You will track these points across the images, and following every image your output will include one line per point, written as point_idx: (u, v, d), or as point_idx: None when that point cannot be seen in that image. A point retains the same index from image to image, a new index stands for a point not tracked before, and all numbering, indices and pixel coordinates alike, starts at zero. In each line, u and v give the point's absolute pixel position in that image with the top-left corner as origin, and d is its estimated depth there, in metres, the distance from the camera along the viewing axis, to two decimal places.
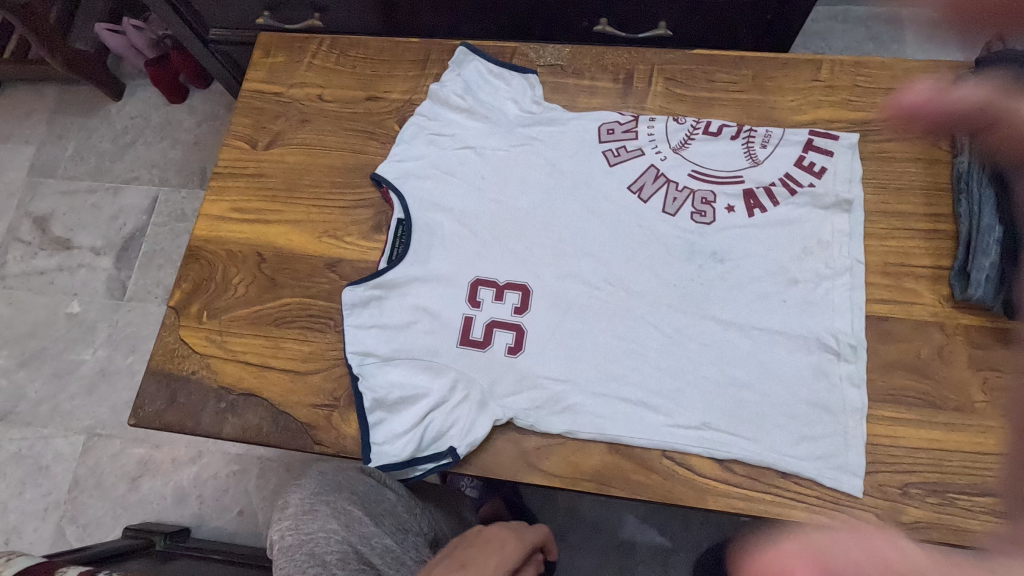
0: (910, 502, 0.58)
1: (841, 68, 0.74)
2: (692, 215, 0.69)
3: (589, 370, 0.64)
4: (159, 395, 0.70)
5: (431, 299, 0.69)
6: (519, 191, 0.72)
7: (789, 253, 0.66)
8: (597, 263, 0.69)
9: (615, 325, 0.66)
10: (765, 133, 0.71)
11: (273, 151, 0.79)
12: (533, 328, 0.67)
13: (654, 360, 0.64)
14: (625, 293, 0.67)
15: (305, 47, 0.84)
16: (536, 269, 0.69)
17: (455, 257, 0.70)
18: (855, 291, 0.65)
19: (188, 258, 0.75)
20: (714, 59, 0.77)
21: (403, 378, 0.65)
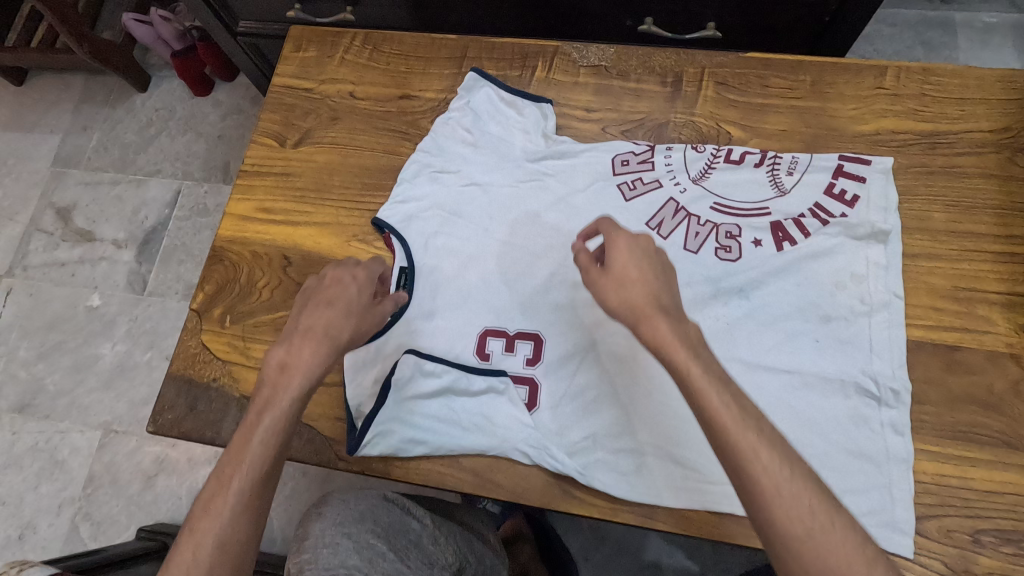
0: (981, 551, 0.53)
1: (907, 75, 0.69)
2: (717, 251, 0.65)
3: (608, 422, 0.61)
4: (179, 401, 0.67)
5: (438, 354, 0.65)
6: (537, 226, 0.69)
7: (819, 288, 0.62)
8: (615, 306, 0.65)
9: (635, 375, 0.62)
10: (791, 160, 0.67)
11: (301, 150, 0.76)
12: (548, 383, 0.63)
13: (674, 414, 0.60)
14: (643, 339, 0.63)
15: (337, 41, 0.81)
16: (548, 318, 0.66)
17: (462, 306, 0.67)
18: (893, 328, 0.60)
19: (212, 259, 0.73)
20: (769, 62, 0.72)
21: (446, 406, 0.63)
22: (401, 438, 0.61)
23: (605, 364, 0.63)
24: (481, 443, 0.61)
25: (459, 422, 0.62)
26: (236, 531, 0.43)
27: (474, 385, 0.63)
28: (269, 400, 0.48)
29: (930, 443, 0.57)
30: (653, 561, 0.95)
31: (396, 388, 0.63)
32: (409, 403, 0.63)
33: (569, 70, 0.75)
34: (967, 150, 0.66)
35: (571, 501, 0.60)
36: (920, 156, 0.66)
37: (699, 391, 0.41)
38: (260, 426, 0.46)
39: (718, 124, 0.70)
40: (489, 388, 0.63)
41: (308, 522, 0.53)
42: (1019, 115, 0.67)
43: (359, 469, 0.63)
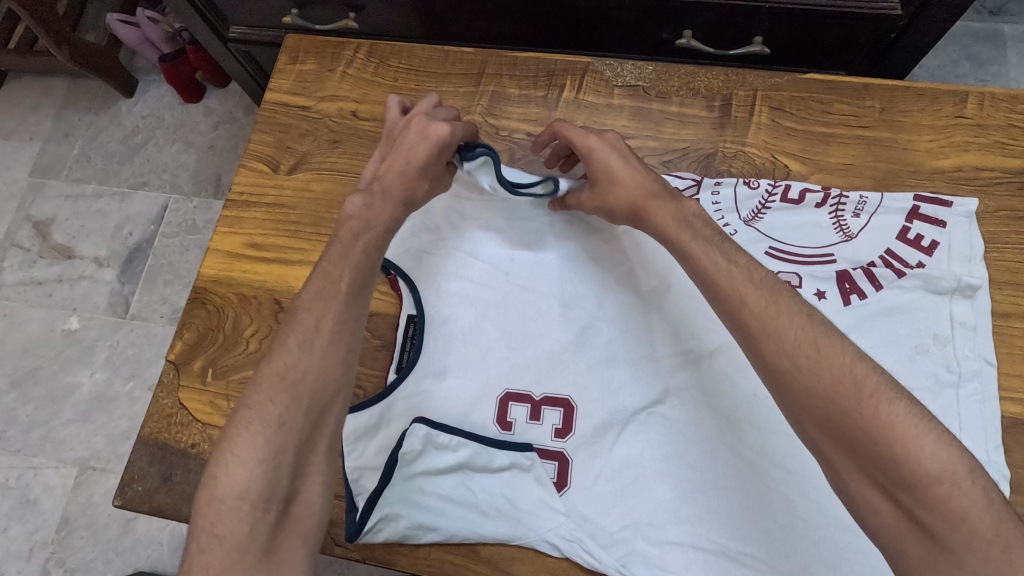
0: None
1: (992, 103, 0.61)
2: None
3: (650, 508, 0.51)
4: (151, 471, 0.58)
5: (451, 421, 0.55)
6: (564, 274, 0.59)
7: (896, 352, 0.53)
8: (656, 369, 0.56)
9: (683, 450, 0.53)
10: (858, 199, 0.58)
11: (296, 176, 0.67)
12: (580, 458, 0.54)
13: (731, 499, 0.51)
14: (691, 407, 0.54)
15: (338, 53, 0.72)
16: (580, 379, 0.56)
17: (480, 364, 0.57)
18: (985, 402, 0.51)
19: (193, 301, 0.64)
20: (831, 85, 0.63)
21: (459, 486, 0.52)
22: (409, 523, 0.51)
23: (646, 437, 0.54)
24: (506, 532, 0.51)
25: (477, 506, 0.52)
26: (312, 402, 0.42)
27: (495, 461, 0.54)
28: (318, 318, 0.44)
29: None
30: None
31: (404, 463, 0.52)
32: (417, 482, 0.52)
33: (602, 90, 0.66)
34: None
35: None
36: (1009, 197, 0.58)
37: (932, 478, 0.34)
38: (307, 361, 0.43)
39: (773, 155, 0.62)
40: (512, 464, 0.53)
41: None
42: None
43: (360, 558, 0.54)
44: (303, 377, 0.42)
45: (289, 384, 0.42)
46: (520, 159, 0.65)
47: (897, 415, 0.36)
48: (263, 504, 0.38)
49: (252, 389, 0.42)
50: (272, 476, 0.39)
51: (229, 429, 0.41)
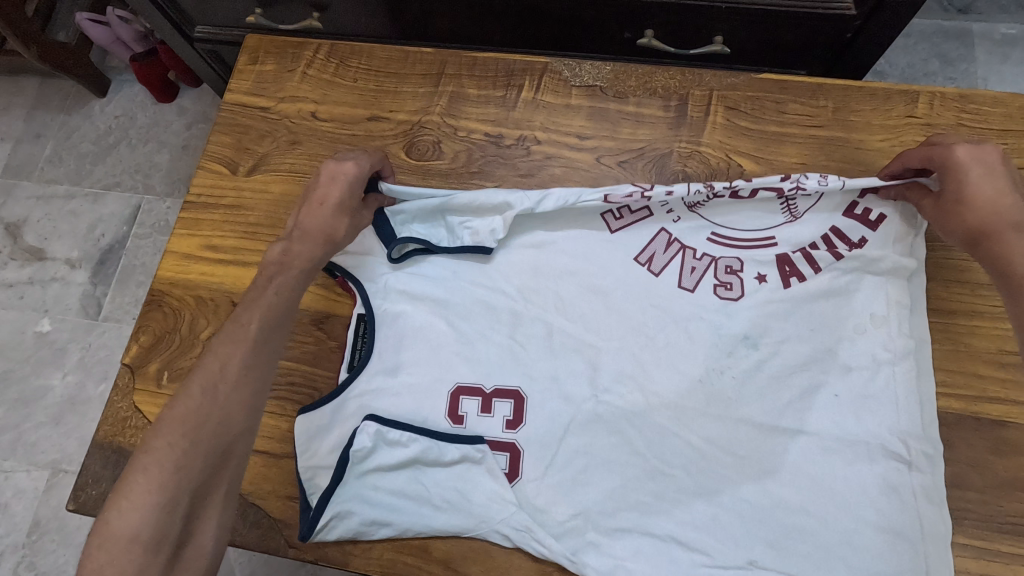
0: None
1: (942, 102, 0.61)
2: (715, 290, 0.57)
3: (599, 496, 0.52)
4: (105, 474, 0.58)
5: (401, 417, 0.55)
6: (517, 265, 0.60)
7: (835, 334, 0.54)
8: (607, 360, 0.56)
9: (635, 439, 0.54)
10: (816, 180, 0.56)
11: (255, 178, 0.67)
12: (531, 448, 0.54)
13: (680, 486, 0.52)
14: (642, 397, 0.55)
15: (298, 53, 0.72)
16: (530, 370, 0.56)
17: (431, 359, 0.57)
18: (922, 380, 0.52)
19: (150, 304, 0.63)
20: (786, 85, 0.64)
21: (411, 478, 0.53)
22: (364, 519, 0.52)
23: (597, 426, 0.54)
24: (460, 524, 0.52)
25: (430, 498, 0.52)
26: (212, 448, 0.43)
27: (446, 454, 0.53)
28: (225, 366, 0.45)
29: (977, 537, 0.49)
30: None
31: (355, 461, 0.52)
32: (370, 478, 0.53)
33: (560, 91, 0.67)
34: None
35: None
36: None
37: None
38: (212, 405, 0.44)
39: (728, 155, 0.62)
40: (464, 456, 0.53)
41: None
42: None
43: (311, 558, 0.54)
44: (208, 422, 0.43)
45: (190, 427, 0.43)
46: (479, 160, 0.65)
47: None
48: (155, 547, 0.39)
49: (154, 432, 0.42)
50: (164, 520, 0.40)
51: (127, 474, 0.41)
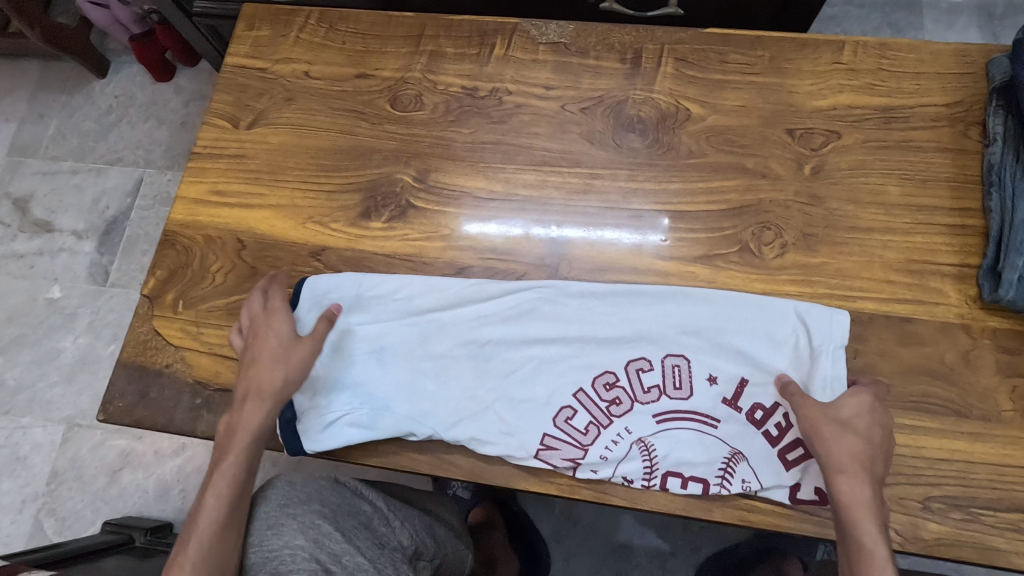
0: (930, 517, 0.54)
1: (865, 50, 0.69)
2: (630, 305, 0.62)
3: (550, 395, 0.60)
4: (130, 390, 0.65)
5: (375, 364, 0.62)
6: (492, 225, 0.67)
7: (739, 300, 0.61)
8: (571, 274, 0.65)
9: (570, 335, 0.62)
10: (740, 477, 0.56)
11: (255, 131, 0.75)
12: (489, 374, 0.61)
13: (601, 378, 0.60)
14: (587, 312, 0.62)
15: (292, 20, 0.79)
16: (482, 312, 0.63)
17: (405, 284, 0.65)
18: (825, 315, 0.60)
19: (164, 244, 0.71)
20: (729, 39, 0.72)
21: (390, 397, 0.61)
22: (337, 430, 0.60)
23: (540, 331, 0.62)
24: (410, 430, 0.59)
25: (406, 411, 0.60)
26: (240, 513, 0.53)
27: (417, 386, 0.61)
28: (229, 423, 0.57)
29: None
30: (623, 543, 0.98)
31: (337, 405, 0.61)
32: (339, 397, 0.61)
33: (528, 47, 0.74)
34: (921, 124, 0.66)
35: (531, 480, 0.59)
36: (875, 130, 0.66)
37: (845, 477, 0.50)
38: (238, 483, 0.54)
39: (677, 100, 0.70)
40: (433, 378, 0.61)
41: (257, 504, 0.58)
42: (973, 88, 0.67)
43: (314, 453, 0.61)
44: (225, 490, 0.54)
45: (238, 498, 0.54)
46: (456, 110, 0.72)
47: (855, 484, 0.50)
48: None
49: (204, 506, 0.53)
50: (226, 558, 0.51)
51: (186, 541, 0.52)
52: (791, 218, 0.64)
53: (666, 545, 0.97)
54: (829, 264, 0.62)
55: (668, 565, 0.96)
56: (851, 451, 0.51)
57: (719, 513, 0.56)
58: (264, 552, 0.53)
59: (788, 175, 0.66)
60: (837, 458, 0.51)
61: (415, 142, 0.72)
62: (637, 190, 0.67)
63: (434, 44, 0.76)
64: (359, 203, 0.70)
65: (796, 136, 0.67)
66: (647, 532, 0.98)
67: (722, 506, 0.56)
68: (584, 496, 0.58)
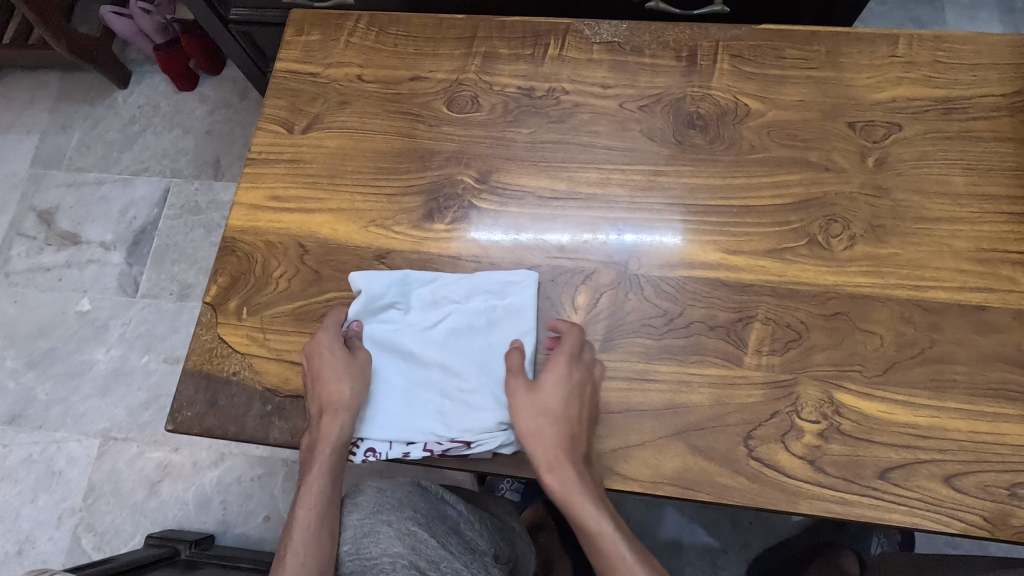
0: (1019, 504, 0.54)
1: (919, 43, 0.70)
2: (705, 305, 0.63)
3: (636, 394, 0.60)
4: (198, 398, 0.64)
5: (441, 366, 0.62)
6: (531, 235, 0.67)
7: (725, 305, 0.63)
8: (641, 271, 0.65)
9: (651, 333, 0.62)
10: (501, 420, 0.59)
11: (311, 136, 0.74)
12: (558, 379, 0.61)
13: (684, 375, 0.60)
14: (663, 311, 0.63)
15: (341, 24, 0.79)
16: (562, 313, 0.64)
17: (458, 281, 0.65)
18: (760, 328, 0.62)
19: (223, 250, 0.70)
20: (784, 34, 0.72)
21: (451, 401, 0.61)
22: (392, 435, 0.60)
23: (625, 327, 0.63)
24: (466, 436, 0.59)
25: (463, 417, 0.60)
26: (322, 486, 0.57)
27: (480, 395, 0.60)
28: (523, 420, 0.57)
29: (964, 402, 0.57)
30: (673, 540, 0.98)
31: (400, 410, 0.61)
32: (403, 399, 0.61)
33: (583, 47, 0.74)
34: (981, 115, 0.67)
35: (613, 477, 0.58)
36: (936, 121, 0.67)
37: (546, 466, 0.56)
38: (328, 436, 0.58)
39: (736, 96, 0.70)
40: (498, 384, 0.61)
41: (344, 513, 0.59)
42: None
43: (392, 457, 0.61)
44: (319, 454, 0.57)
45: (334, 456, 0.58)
46: (513, 110, 0.72)
47: (561, 473, 0.55)
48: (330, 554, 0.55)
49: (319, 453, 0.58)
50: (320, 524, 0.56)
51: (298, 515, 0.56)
52: (858, 210, 0.65)
53: (715, 542, 0.97)
54: (899, 255, 0.63)
55: (719, 563, 0.97)
56: (551, 439, 0.56)
57: (807, 507, 0.56)
58: (362, 561, 0.53)
59: (851, 167, 0.66)
60: (545, 454, 0.56)
61: (475, 143, 0.72)
62: (701, 186, 0.67)
63: (488, 45, 0.76)
64: (422, 205, 0.70)
65: (857, 129, 0.68)
66: (697, 530, 0.99)
67: (809, 500, 0.56)
68: (668, 493, 0.57)
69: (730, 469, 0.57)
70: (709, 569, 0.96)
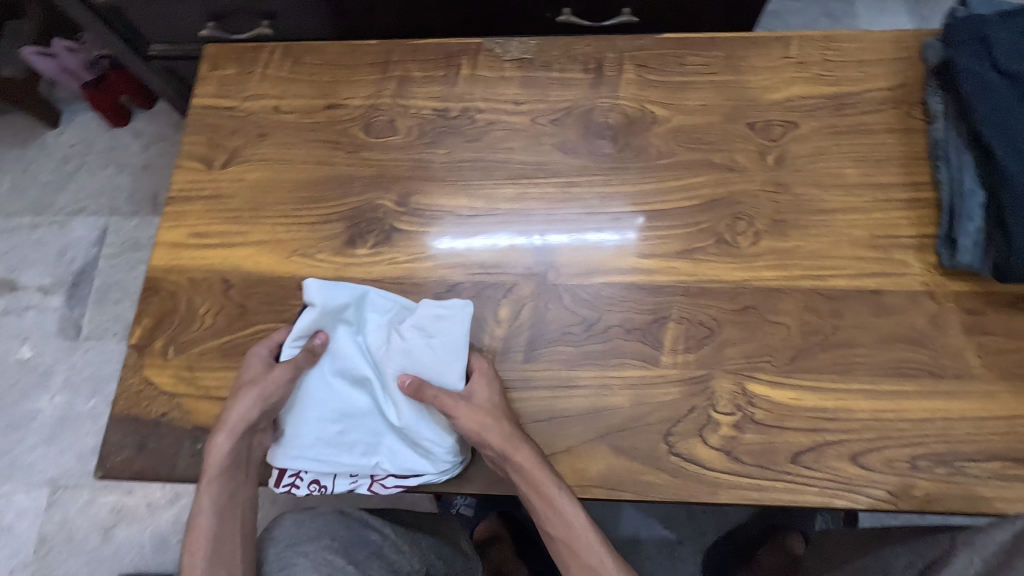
0: (920, 475, 0.57)
1: (810, 43, 0.74)
2: (623, 309, 0.65)
3: (561, 401, 0.62)
4: (127, 443, 0.64)
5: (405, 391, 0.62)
6: (477, 241, 0.69)
7: (642, 308, 0.65)
8: (560, 281, 0.67)
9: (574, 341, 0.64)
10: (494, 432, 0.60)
11: (230, 170, 0.75)
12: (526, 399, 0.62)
13: (605, 380, 0.62)
14: (583, 318, 0.65)
15: (256, 56, 0.80)
16: (488, 328, 0.65)
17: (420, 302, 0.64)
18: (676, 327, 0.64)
19: (147, 291, 0.70)
20: (685, 42, 0.75)
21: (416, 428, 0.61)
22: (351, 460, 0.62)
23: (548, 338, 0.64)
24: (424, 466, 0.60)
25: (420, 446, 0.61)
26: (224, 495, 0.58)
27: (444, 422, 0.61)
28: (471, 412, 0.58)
29: (866, 382, 0.61)
30: (631, 537, 1.00)
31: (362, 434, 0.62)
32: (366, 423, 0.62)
33: (494, 66, 0.76)
34: (870, 108, 0.71)
35: None
36: (829, 117, 0.71)
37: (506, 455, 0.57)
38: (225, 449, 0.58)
39: (642, 105, 0.73)
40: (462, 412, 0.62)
41: (265, 547, 0.63)
42: (912, 71, 0.72)
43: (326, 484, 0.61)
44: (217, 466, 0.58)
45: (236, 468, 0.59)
46: (430, 132, 0.74)
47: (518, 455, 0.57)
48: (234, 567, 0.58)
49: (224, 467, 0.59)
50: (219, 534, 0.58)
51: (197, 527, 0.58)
52: (761, 207, 0.68)
53: (671, 535, 1.00)
54: (801, 247, 0.66)
55: (676, 554, 0.99)
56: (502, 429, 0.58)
57: (725, 496, 0.58)
58: None
59: (753, 166, 0.69)
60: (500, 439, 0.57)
61: (394, 166, 0.73)
62: (614, 194, 0.70)
63: (402, 69, 0.77)
64: (344, 232, 0.70)
65: (757, 129, 0.71)
66: (653, 524, 1.01)
67: (728, 489, 0.58)
68: (595, 495, 0.59)
69: (653, 467, 0.59)
70: (667, 561, 0.99)
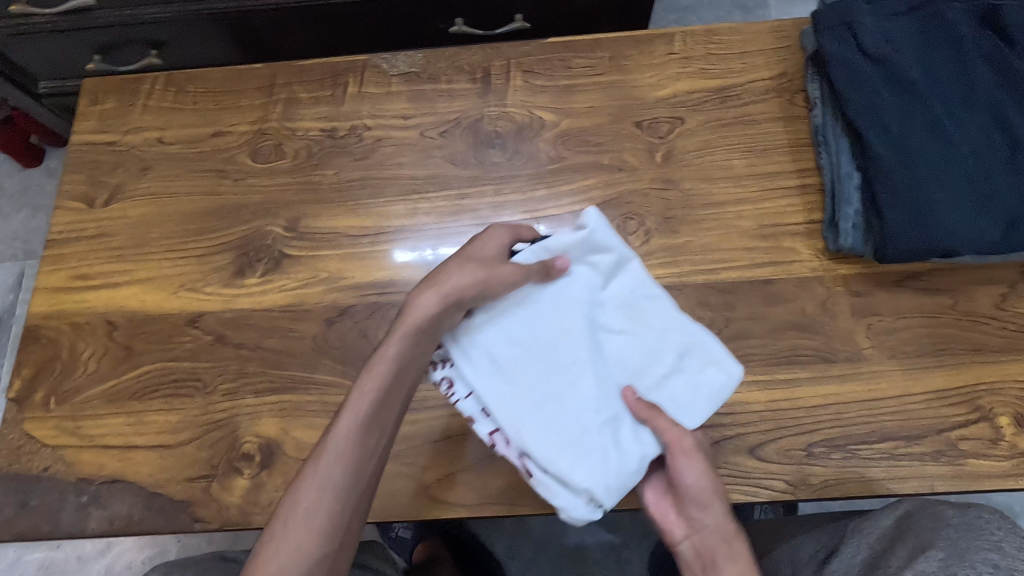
0: (815, 462, 0.57)
1: (693, 39, 0.74)
2: None
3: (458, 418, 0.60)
4: (8, 502, 0.61)
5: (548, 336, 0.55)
6: (369, 261, 0.67)
7: None
8: None
9: None
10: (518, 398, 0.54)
11: (113, 207, 0.72)
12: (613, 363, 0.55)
13: None
14: None
15: (137, 88, 0.77)
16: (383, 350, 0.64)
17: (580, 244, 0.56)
18: None
19: (27, 340, 0.67)
20: (570, 45, 0.75)
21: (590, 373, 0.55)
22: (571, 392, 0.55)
23: None
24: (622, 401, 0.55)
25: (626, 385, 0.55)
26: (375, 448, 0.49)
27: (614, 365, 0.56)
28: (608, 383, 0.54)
29: (760, 373, 0.60)
30: None
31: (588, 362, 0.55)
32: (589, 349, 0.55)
33: (381, 82, 0.75)
34: (753, 99, 0.71)
35: (441, 506, 0.58)
36: (714, 110, 0.71)
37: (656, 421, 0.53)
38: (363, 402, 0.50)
39: (530, 111, 0.72)
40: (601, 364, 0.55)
41: None
42: (792, 60, 0.73)
43: (219, 527, 0.59)
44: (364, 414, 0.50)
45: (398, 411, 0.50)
46: (318, 153, 0.72)
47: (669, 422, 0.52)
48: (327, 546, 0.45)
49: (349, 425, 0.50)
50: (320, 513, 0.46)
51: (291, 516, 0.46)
52: (651, 205, 0.67)
53: None
54: (691, 242, 0.66)
55: None
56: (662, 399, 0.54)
57: (626, 501, 0.57)
58: None
59: (642, 165, 0.69)
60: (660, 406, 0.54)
61: (282, 191, 0.71)
62: (505, 203, 0.69)
63: (288, 91, 0.75)
64: (231, 262, 0.68)
65: (644, 127, 0.71)
66: None
67: (628, 494, 0.57)
68: (495, 512, 0.58)
69: None
70: None
